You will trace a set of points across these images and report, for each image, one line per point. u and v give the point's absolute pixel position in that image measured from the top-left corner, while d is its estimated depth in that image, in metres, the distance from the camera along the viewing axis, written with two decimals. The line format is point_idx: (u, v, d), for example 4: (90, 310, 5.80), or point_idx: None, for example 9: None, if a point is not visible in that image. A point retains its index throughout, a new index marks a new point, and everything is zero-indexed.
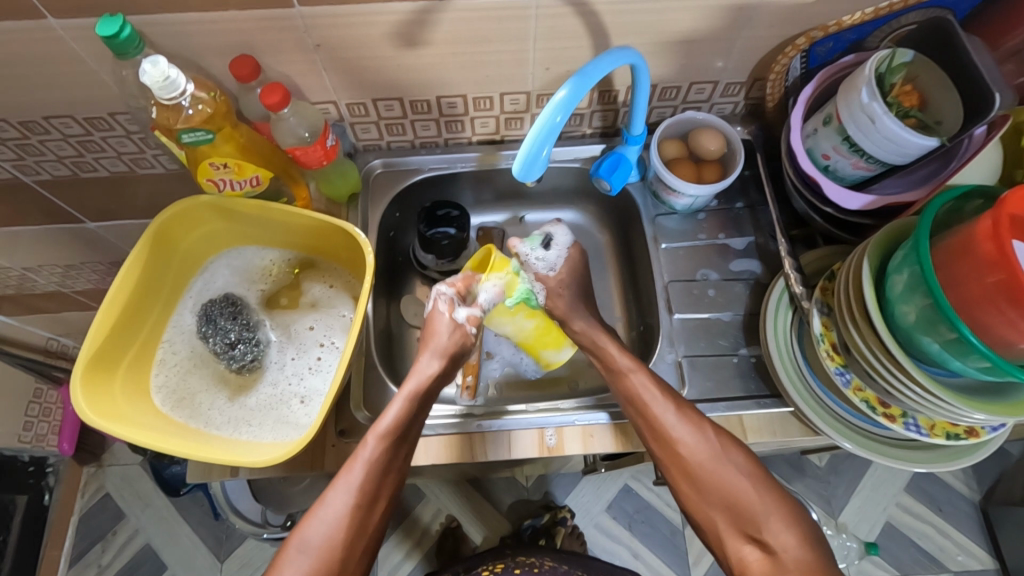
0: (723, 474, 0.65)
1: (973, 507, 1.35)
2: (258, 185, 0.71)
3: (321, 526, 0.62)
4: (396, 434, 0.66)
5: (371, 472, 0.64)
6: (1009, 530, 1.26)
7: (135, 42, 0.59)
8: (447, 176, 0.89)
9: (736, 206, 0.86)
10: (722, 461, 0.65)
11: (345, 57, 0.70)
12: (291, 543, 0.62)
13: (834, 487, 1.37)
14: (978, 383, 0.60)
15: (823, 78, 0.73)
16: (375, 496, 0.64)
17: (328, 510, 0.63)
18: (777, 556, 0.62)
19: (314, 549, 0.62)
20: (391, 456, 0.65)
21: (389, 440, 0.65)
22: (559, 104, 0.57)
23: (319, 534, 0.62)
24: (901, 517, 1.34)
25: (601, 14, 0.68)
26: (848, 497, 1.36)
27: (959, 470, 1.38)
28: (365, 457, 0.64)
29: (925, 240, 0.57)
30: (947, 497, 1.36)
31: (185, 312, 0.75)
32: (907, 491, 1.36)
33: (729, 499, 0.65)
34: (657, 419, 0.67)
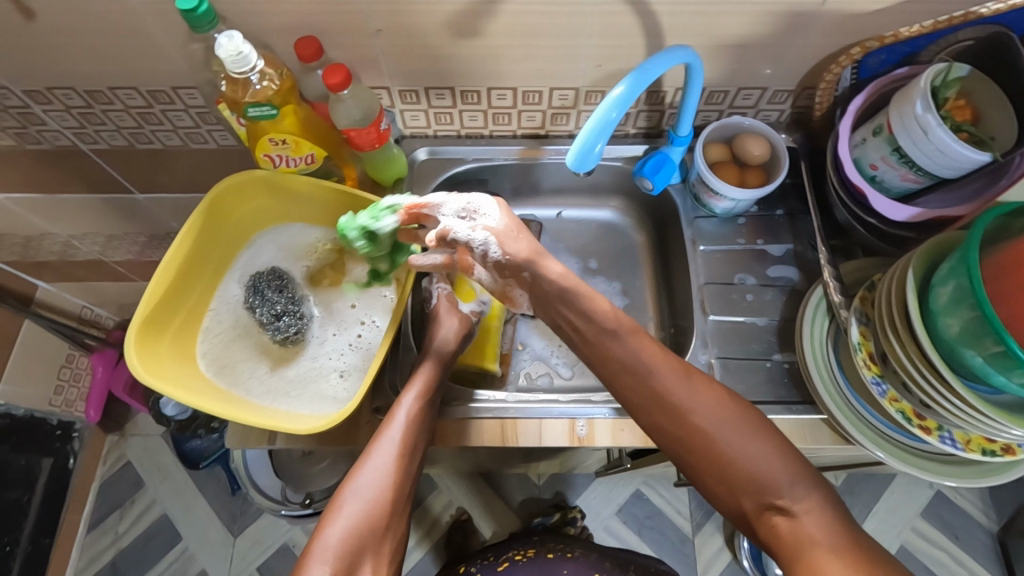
0: (743, 439, 0.59)
1: (990, 537, 1.33)
2: (313, 163, 0.73)
3: (374, 476, 0.65)
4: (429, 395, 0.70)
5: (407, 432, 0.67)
6: None
7: (211, 18, 0.61)
8: (489, 168, 0.91)
9: (775, 213, 0.86)
10: (725, 423, 0.60)
11: (405, 43, 0.72)
12: (343, 493, 0.65)
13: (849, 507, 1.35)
14: (1018, 399, 0.60)
15: (874, 89, 0.73)
16: (410, 458, 0.67)
17: (375, 462, 0.65)
18: (803, 528, 0.56)
19: (365, 495, 0.64)
20: (424, 417, 0.69)
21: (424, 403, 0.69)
22: (615, 100, 0.58)
23: (371, 478, 0.65)
24: (916, 542, 1.33)
25: (658, 14, 0.69)
26: (862, 518, 1.34)
27: (978, 499, 1.36)
28: (403, 415, 0.67)
29: (975, 252, 0.57)
30: (964, 525, 1.34)
31: (232, 282, 0.77)
32: (922, 516, 1.34)
33: (729, 461, 0.59)
34: (652, 385, 0.62)
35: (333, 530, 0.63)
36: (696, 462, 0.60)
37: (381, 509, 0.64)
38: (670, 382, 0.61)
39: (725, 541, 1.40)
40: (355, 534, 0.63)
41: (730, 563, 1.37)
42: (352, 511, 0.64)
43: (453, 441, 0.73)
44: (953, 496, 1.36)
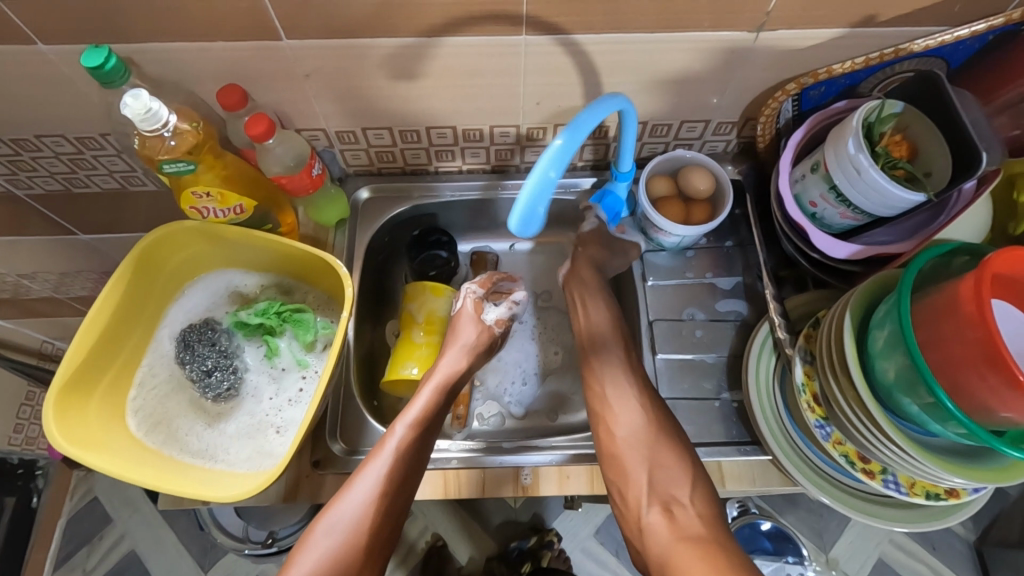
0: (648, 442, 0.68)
1: (967, 546, 1.33)
2: (243, 213, 0.71)
3: (355, 504, 0.63)
4: (423, 426, 0.70)
5: (397, 458, 0.66)
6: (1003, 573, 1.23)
7: (121, 72, 0.59)
8: (436, 203, 0.89)
9: (725, 244, 0.85)
10: (646, 428, 0.69)
11: (335, 87, 0.70)
12: (323, 522, 0.63)
13: (826, 522, 1.34)
14: (956, 444, 0.59)
15: (814, 122, 0.72)
16: (398, 488, 0.65)
17: (357, 491, 0.64)
18: (683, 523, 0.63)
19: (341, 531, 0.62)
20: (415, 448, 0.67)
21: (415, 432, 0.68)
22: (553, 159, 0.55)
23: (349, 513, 0.63)
24: (894, 554, 1.32)
25: (591, 53, 0.68)
26: (839, 532, 1.33)
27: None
28: (393, 445, 0.66)
29: (906, 298, 0.56)
30: (942, 536, 1.33)
31: (166, 334, 0.75)
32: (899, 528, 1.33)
33: (639, 463, 0.67)
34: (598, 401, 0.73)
35: (308, 557, 0.61)
36: (614, 469, 0.69)
37: (358, 542, 0.62)
38: (616, 400, 0.71)
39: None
40: (330, 565, 0.61)
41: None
42: (330, 541, 0.62)
43: None
44: None
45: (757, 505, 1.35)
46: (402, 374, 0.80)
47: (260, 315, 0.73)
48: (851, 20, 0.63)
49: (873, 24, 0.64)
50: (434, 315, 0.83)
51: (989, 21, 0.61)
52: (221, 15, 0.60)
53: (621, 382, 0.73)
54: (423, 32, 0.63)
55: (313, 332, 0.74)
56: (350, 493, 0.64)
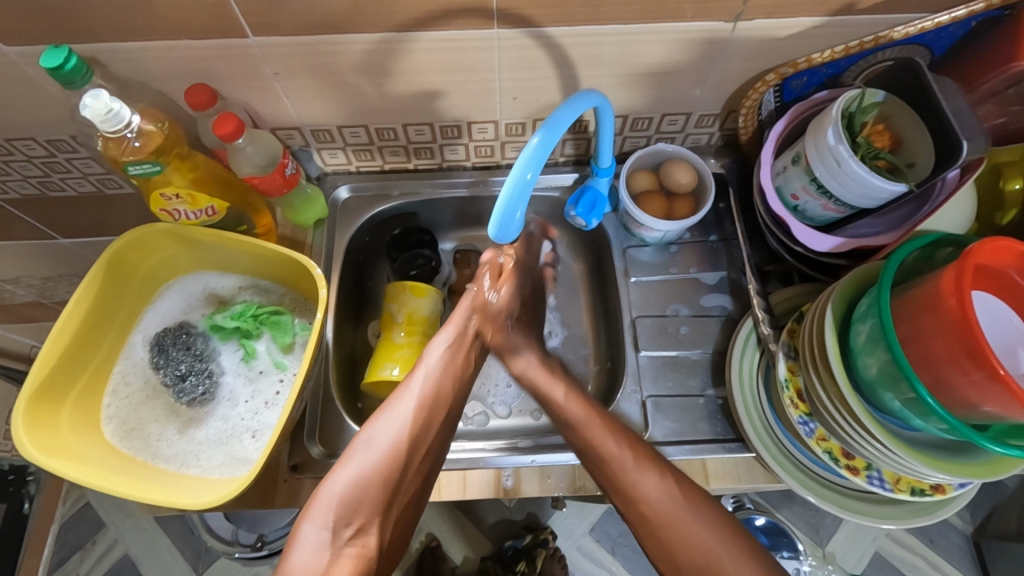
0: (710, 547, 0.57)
1: (965, 539, 1.30)
2: (215, 215, 0.70)
3: (391, 427, 0.64)
4: (456, 365, 0.73)
5: (428, 392, 0.69)
6: (1000, 564, 1.22)
7: (82, 72, 0.58)
8: (417, 202, 0.88)
9: (710, 238, 0.84)
10: (684, 517, 0.59)
11: (307, 85, 0.69)
12: (358, 442, 0.63)
13: (822, 516, 1.32)
14: (939, 438, 0.58)
15: (795, 114, 0.70)
16: (429, 418, 0.67)
17: (392, 416, 0.65)
18: None
19: (375, 451, 0.62)
20: (444, 383, 0.71)
21: (446, 370, 0.72)
22: (529, 161, 0.54)
23: (383, 434, 0.63)
24: (891, 548, 1.30)
25: (566, 46, 0.66)
26: (835, 526, 1.32)
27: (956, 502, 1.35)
28: (422, 376, 0.70)
29: (886, 292, 0.55)
30: (939, 529, 1.31)
31: (140, 340, 0.73)
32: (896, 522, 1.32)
33: (693, 554, 0.58)
34: (609, 462, 0.64)
35: (341, 475, 0.60)
36: (652, 543, 0.60)
37: (393, 463, 0.62)
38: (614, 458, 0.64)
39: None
40: (361, 483, 0.60)
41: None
42: (365, 458, 0.61)
43: None
44: None
45: (752, 500, 1.33)
46: (381, 375, 0.78)
47: (236, 318, 0.73)
48: (829, 8, 0.62)
49: (853, 12, 0.62)
50: (415, 316, 0.82)
51: (966, 8, 0.59)
52: (183, 13, 0.58)
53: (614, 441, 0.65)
54: (394, 27, 0.62)
55: (290, 335, 0.73)
56: (383, 419, 0.65)
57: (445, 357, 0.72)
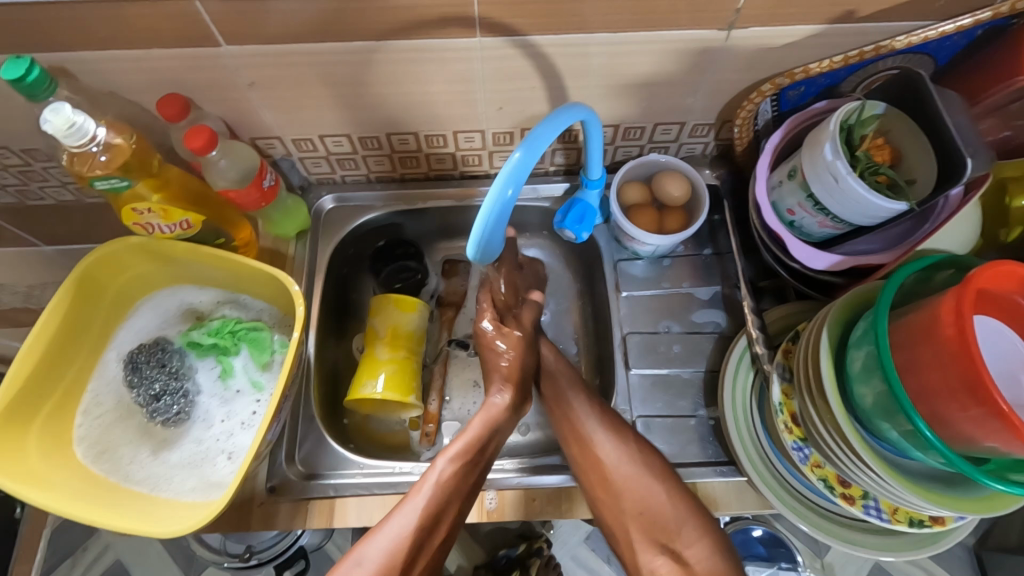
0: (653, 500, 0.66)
1: (967, 550, 1.28)
2: (190, 229, 0.68)
3: (376, 552, 0.60)
4: (466, 478, 0.65)
5: (428, 511, 0.62)
6: None
7: (46, 84, 0.56)
8: (402, 213, 0.85)
9: (704, 252, 0.81)
10: (630, 470, 0.67)
11: (285, 95, 0.67)
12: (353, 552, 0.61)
13: None
14: (938, 470, 0.56)
15: (792, 125, 0.68)
16: (430, 536, 0.62)
17: (386, 530, 0.61)
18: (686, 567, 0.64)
19: (368, 570, 0.59)
20: (454, 493, 0.64)
21: (462, 462, 0.65)
22: (509, 177, 0.52)
23: (379, 551, 0.60)
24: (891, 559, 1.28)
25: (552, 56, 0.64)
26: None
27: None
28: (433, 477, 0.64)
29: (883, 319, 0.53)
30: None
31: (114, 358, 0.71)
32: None
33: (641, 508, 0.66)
34: (583, 433, 0.69)
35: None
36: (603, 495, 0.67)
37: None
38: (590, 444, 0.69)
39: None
40: None
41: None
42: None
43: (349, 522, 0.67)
44: None
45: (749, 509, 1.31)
46: (361, 393, 0.76)
47: (212, 335, 0.71)
48: (828, 16, 0.59)
49: (852, 20, 0.59)
50: (399, 329, 0.80)
51: (975, 17, 0.57)
52: (151, 22, 0.56)
53: (590, 419, 0.70)
54: (372, 36, 0.60)
55: (269, 352, 0.71)
56: (381, 533, 0.61)
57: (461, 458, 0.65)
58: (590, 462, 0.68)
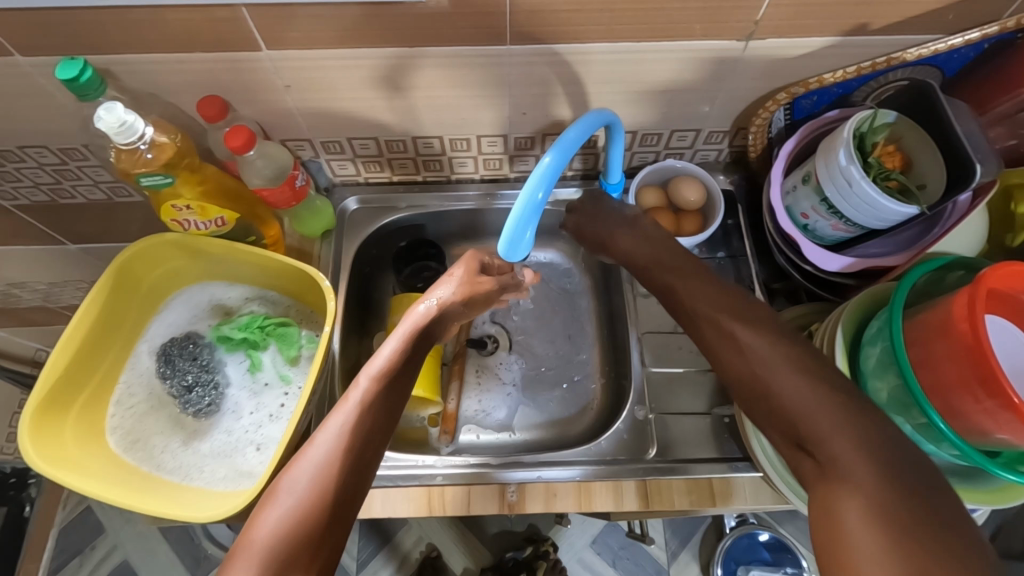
0: (822, 419, 0.45)
1: None
2: (224, 226, 0.70)
3: (310, 464, 0.52)
4: (400, 371, 0.60)
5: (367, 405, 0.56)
6: None
7: (97, 85, 0.58)
8: (424, 215, 0.88)
9: (718, 255, 0.81)
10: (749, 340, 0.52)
11: (319, 98, 0.69)
12: (280, 484, 0.51)
13: None
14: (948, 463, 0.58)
15: (806, 132, 0.70)
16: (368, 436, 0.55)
17: (312, 455, 0.52)
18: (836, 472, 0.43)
19: (302, 489, 0.50)
20: (387, 395, 0.58)
21: (385, 381, 0.58)
22: (540, 179, 0.54)
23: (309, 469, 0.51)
24: None
25: (576, 64, 0.66)
26: None
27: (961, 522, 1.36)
28: (357, 397, 0.56)
29: (898, 315, 0.55)
30: None
31: (145, 352, 0.73)
32: None
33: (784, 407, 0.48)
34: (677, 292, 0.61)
35: (272, 514, 0.49)
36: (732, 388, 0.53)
37: (350, 458, 0.53)
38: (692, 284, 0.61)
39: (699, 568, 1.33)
40: (281, 548, 0.48)
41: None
42: (316, 464, 0.52)
43: (373, 510, 0.69)
44: None
45: (755, 516, 1.33)
46: None
47: (242, 329, 0.72)
48: (842, 28, 0.62)
49: (864, 33, 0.62)
50: None
51: (983, 30, 0.60)
52: (197, 28, 0.58)
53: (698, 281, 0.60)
54: (407, 42, 0.62)
55: (297, 347, 0.73)
56: (310, 451, 0.53)
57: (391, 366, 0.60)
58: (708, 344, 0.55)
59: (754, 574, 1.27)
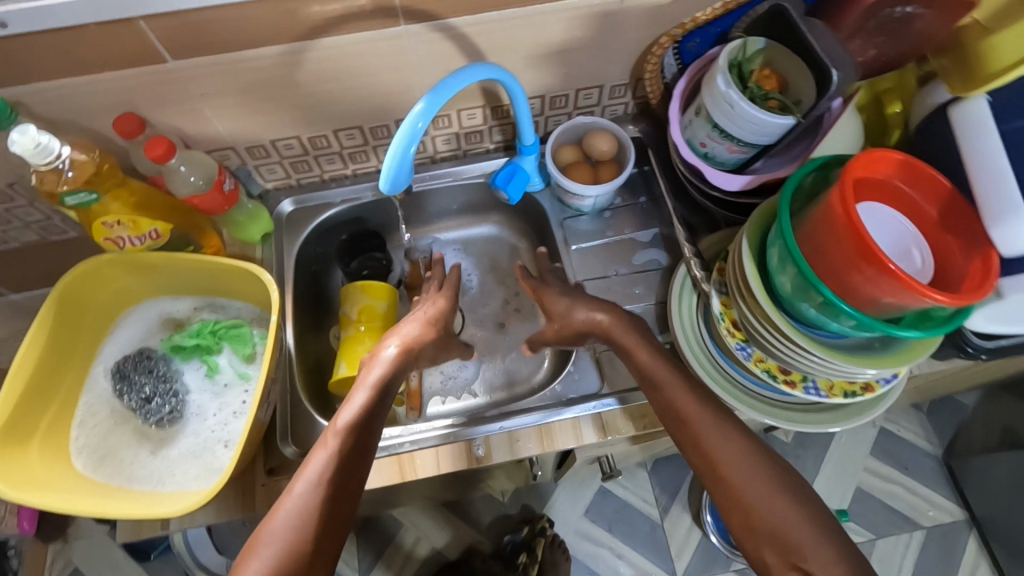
0: (803, 529, 0.57)
1: (937, 462, 1.45)
2: (159, 238, 0.72)
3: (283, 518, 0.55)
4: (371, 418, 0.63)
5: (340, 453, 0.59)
6: (972, 481, 1.35)
7: (8, 114, 0.60)
8: (361, 206, 0.91)
9: (640, 200, 0.89)
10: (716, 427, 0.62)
11: (233, 103, 0.72)
12: (256, 540, 0.55)
13: (802, 459, 1.45)
14: (859, 340, 0.64)
15: (694, 71, 0.76)
16: (343, 487, 0.58)
17: (288, 506, 0.56)
18: None
19: (278, 542, 0.54)
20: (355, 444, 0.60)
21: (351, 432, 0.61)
22: (421, 112, 0.60)
23: (285, 521, 0.55)
24: (870, 481, 1.43)
25: (471, 36, 0.71)
26: (816, 469, 1.44)
27: (920, 428, 1.48)
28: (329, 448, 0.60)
29: (785, 216, 0.61)
30: (912, 457, 1.45)
31: (101, 375, 0.74)
32: (872, 455, 1.45)
33: (765, 517, 0.58)
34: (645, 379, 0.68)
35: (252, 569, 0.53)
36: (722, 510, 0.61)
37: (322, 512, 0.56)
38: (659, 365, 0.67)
39: (691, 515, 1.38)
40: None
41: (701, 541, 1.36)
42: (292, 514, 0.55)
43: None
44: (896, 429, 1.48)
45: None
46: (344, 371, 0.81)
47: (194, 336, 0.75)
48: None
49: None
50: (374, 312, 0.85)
51: None
52: (100, 47, 0.61)
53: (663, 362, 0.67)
54: (307, 35, 0.66)
55: (251, 344, 0.76)
56: (286, 502, 0.56)
57: (364, 404, 0.64)
58: (690, 431, 0.63)
59: None
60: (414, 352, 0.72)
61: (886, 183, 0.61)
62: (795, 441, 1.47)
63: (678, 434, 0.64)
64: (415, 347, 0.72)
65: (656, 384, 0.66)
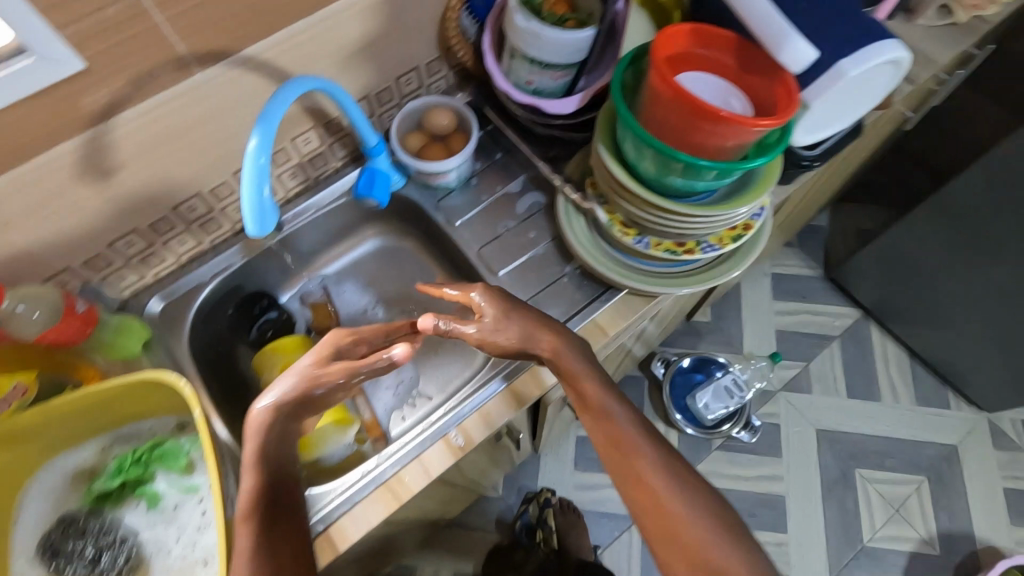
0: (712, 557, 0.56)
1: (823, 280, 1.67)
2: (25, 391, 0.65)
3: None
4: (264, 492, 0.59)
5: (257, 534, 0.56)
6: (854, 282, 1.58)
7: None
8: (234, 274, 0.86)
9: (497, 157, 0.93)
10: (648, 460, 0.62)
11: (48, 220, 0.65)
12: None
13: (726, 329, 1.60)
14: (725, 189, 0.72)
15: (492, 21, 0.80)
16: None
17: None
18: None
19: None
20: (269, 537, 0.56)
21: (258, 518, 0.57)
22: (256, 148, 0.58)
23: None
24: (784, 320, 1.62)
25: (270, 59, 0.69)
26: (742, 330, 1.60)
27: (801, 260, 1.69)
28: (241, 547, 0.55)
29: (623, 110, 0.67)
30: (805, 287, 1.66)
31: (26, 567, 0.64)
32: (776, 298, 1.64)
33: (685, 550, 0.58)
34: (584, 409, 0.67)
35: None
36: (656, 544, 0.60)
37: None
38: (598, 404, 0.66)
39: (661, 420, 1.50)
40: None
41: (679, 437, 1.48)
42: None
43: (351, 536, 0.69)
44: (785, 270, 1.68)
45: (676, 352, 1.57)
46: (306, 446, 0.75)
47: (116, 475, 0.67)
48: None
49: None
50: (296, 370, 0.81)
51: None
52: None
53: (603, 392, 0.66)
54: (99, 117, 0.61)
55: (184, 453, 0.69)
56: None
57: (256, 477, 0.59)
58: (625, 468, 0.63)
59: (699, 395, 1.47)
60: (307, 381, 0.63)
61: (688, 54, 0.69)
62: (715, 317, 1.62)
63: (616, 472, 0.64)
64: (311, 371, 0.65)
65: (604, 421, 0.65)
